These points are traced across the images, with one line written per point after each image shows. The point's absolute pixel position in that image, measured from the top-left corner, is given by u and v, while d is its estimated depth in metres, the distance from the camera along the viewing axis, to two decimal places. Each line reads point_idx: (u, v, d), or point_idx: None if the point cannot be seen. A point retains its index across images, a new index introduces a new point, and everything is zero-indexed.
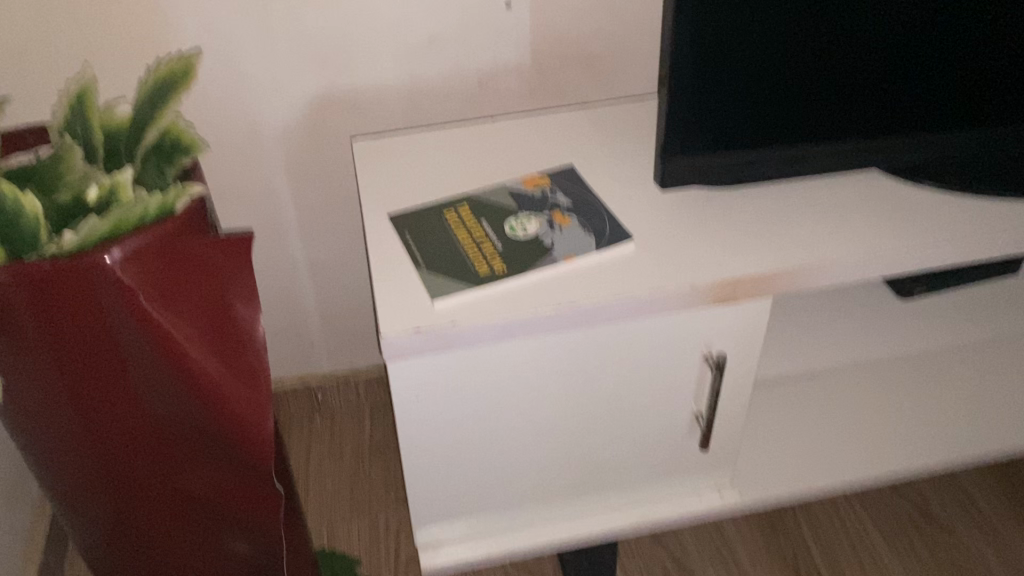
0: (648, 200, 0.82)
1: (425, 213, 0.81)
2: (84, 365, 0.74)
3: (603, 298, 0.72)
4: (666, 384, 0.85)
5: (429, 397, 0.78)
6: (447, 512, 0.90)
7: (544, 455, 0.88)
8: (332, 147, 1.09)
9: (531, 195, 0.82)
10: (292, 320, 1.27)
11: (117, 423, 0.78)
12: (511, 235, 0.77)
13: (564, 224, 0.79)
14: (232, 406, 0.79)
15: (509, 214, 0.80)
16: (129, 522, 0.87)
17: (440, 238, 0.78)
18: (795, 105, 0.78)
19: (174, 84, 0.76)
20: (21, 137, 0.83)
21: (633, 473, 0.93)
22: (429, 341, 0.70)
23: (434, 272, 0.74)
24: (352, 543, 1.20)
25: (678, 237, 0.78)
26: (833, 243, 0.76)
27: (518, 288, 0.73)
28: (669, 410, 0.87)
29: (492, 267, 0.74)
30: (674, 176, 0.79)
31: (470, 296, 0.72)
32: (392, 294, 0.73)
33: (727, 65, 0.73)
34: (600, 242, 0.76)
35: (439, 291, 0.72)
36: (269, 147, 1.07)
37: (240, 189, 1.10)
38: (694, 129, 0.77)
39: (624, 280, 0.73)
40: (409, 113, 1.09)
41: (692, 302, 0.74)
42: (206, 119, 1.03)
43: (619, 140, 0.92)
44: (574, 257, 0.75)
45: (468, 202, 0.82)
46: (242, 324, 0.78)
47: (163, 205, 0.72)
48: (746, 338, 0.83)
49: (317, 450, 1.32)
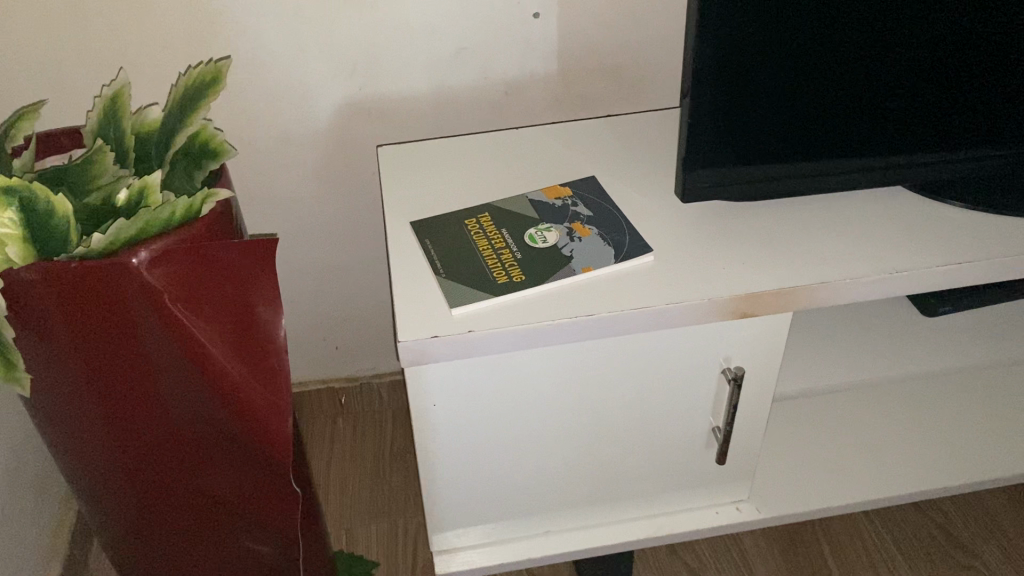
0: (669, 212, 0.82)
1: (447, 221, 0.81)
2: (111, 368, 0.75)
3: (621, 310, 0.72)
4: (683, 396, 0.84)
5: (445, 403, 0.79)
6: (462, 519, 0.91)
7: (560, 466, 0.88)
8: (360, 155, 1.11)
9: (552, 205, 0.83)
10: (317, 323, 1.28)
11: (141, 423, 0.80)
12: (530, 244, 0.78)
13: (584, 235, 0.79)
14: (252, 407, 0.80)
15: (529, 224, 0.80)
16: (152, 522, 0.89)
17: (460, 246, 0.78)
18: (818, 121, 0.78)
19: (203, 92, 0.77)
20: (56, 140, 0.85)
21: (649, 484, 0.92)
22: (446, 347, 0.71)
23: (453, 280, 0.75)
24: (370, 546, 1.21)
25: (698, 249, 0.78)
26: (854, 260, 0.76)
27: (535, 297, 0.74)
28: (686, 423, 0.87)
29: (511, 276, 0.75)
30: (696, 191, 0.79)
31: (487, 304, 0.73)
32: (410, 302, 0.74)
33: (750, 80, 0.74)
34: (619, 253, 0.77)
35: (457, 299, 0.73)
36: (298, 154, 1.09)
37: (268, 194, 1.12)
38: (716, 143, 0.77)
39: (641, 292, 0.73)
40: (434, 121, 1.10)
41: (711, 317, 0.74)
42: (236, 125, 1.05)
43: (642, 151, 0.92)
44: (592, 268, 0.75)
45: (488, 211, 0.82)
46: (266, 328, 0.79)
47: (190, 209, 0.73)
48: (765, 353, 0.82)
49: (338, 453, 1.33)
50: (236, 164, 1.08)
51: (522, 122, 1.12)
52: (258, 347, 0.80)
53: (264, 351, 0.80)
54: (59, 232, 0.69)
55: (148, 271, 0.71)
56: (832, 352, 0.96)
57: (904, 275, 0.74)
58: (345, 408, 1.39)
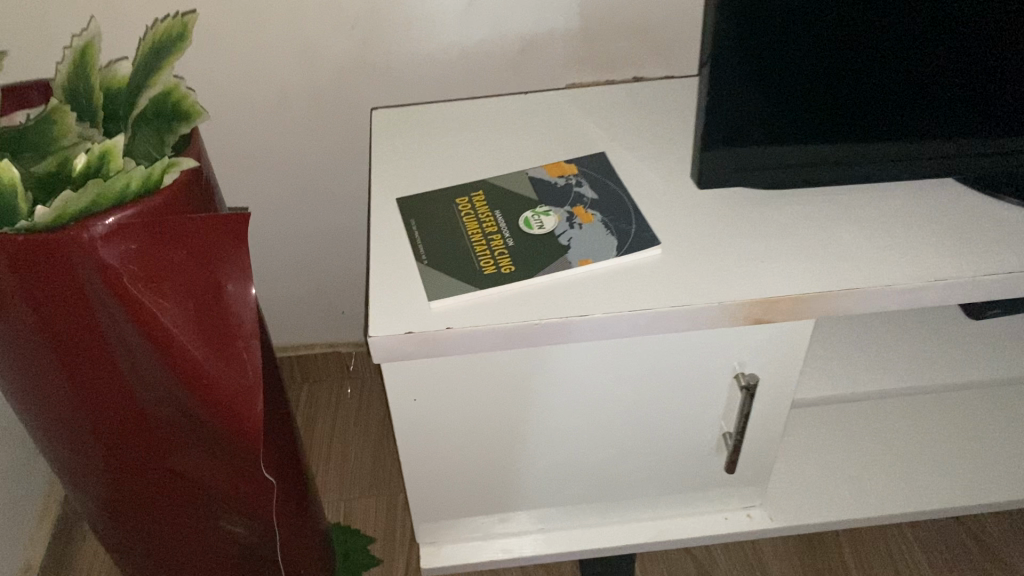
0: (685, 196, 0.73)
1: (436, 198, 0.74)
2: (71, 343, 0.70)
3: (617, 312, 0.64)
4: (691, 402, 0.77)
5: (426, 400, 0.72)
6: (451, 512, 0.86)
7: (554, 464, 0.82)
8: (364, 114, 1.03)
9: (554, 185, 0.75)
10: (322, 287, 1.22)
11: (106, 400, 0.75)
12: (524, 231, 0.71)
13: (586, 222, 0.71)
14: (220, 391, 0.75)
15: (526, 206, 0.73)
16: (126, 497, 0.85)
17: (448, 230, 0.71)
18: (859, 100, 0.68)
19: (169, 47, 0.70)
20: (25, 93, 0.79)
21: (653, 487, 0.86)
22: (422, 346, 0.64)
23: (437, 269, 0.68)
24: (367, 520, 1.17)
25: (713, 243, 0.69)
26: (889, 264, 0.67)
27: (525, 291, 0.66)
28: (695, 429, 0.80)
29: (500, 267, 0.68)
30: (714, 178, 0.71)
31: (471, 297, 0.66)
32: (388, 292, 0.67)
33: (780, 53, 0.64)
34: (622, 244, 0.69)
35: (438, 292, 0.66)
36: (299, 111, 1.01)
37: (268, 154, 1.05)
38: (739, 124, 0.68)
39: (643, 292, 0.66)
40: (444, 79, 1.01)
41: (720, 322, 0.66)
42: (231, 81, 0.97)
43: (662, 123, 0.83)
44: (591, 261, 0.67)
45: (483, 189, 0.75)
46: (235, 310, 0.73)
47: (149, 177, 0.66)
48: (784, 360, 0.74)
49: (342, 420, 1.30)
50: (233, 121, 1.01)
51: (539, 83, 1.03)
52: (227, 328, 0.74)
53: (234, 335, 0.74)
54: (6, 202, 0.63)
55: (103, 245, 0.65)
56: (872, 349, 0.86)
57: (945, 284, 0.65)
58: (352, 373, 1.34)
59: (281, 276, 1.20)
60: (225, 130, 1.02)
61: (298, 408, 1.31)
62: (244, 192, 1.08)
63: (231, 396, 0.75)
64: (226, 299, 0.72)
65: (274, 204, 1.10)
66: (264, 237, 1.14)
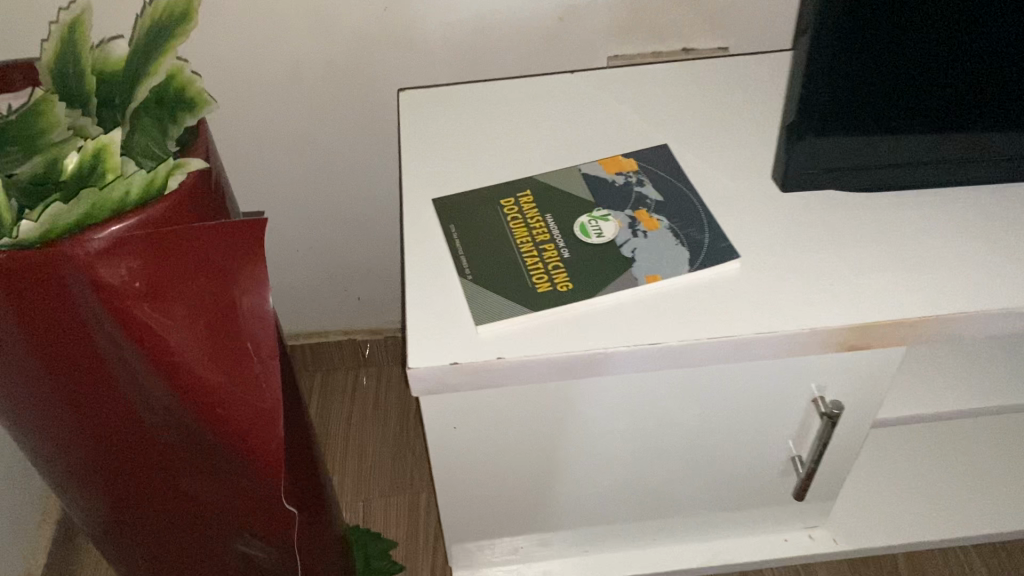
0: (764, 198, 0.64)
1: (478, 200, 0.65)
2: (68, 368, 0.62)
3: (694, 339, 0.56)
4: (761, 425, 0.69)
5: (468, 427, 0.64)
6: (486, 535, 0.79)
7: (603, 489, 0.74)
8: (387, 89, 0.93)
9: (612, 184, 0.66)
10: (338, 273, 1.13)
11: (109, 425, 0.67)
12: (582, 240, 0.62)
13: (651, 228, 0.62)
14: (236, 417, 0.66)
15: (582, 209, 0.64)
16: (133, 521, 0.78)
17: (493, 238, 0.62)
18: (983, 90, 0.58)
19: (170, 29, 0.60)
20: (8, 77, 0.70)
21: (710, 509, 0.78)
22: (469, 378, 0.56)
23: (482, 285, 0.59)
24: (388, 524, 1.10)
25: (800, 255, 0.60)
26: (1002, 281, 0.58)
27: (586, 314, 0.58)
28: (763, 452, 0.72)
29: (555, 284, 0.59)
30: (800, 178, 0.62)
31: (525, 321, 0.57)
32: (428, 314, 0.58)
33: (891, 44, 0.54)
34: (695, 257, 0.60)
35: (486, 314, 0.57)
36: (316, 87, 0.91)
37: (281, 134, 0.95)
38: (838, 120, 0.58)
39: (722, 315, 0.57)
40: (473, 51, 0.91)
41: (809, 349, 0.57)
42: (235, 55, 0.87)
43: (728, 108, 0.73)
44: (660, 278, 0.59)
45: (531, 187, 0.66)
46: (251, 329, 0.64)
47: (150, 184, 0.57)
48: (869, 383, 0.66)
49: (359, 413, 1.22)
50: (242, 99, 0.91)
51: (579, 55, 0.92)
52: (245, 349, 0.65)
53: (251, 358, 0.64)
54: None
55: (102, 263, 0.56)
56: (966, 352, 0.77)
57: None
58: (368, 361, 1.26)
59: (295, 263, 1.11)
60: (233, 109, 0.92)
61: (311, 400, 1.23)
62: (252, 175, 0.99)
63: (249, 422, 0.67)
64: (241, 318, 0.63)
65: (287, 188, 1.01)
66: (277, 222, 1.05)
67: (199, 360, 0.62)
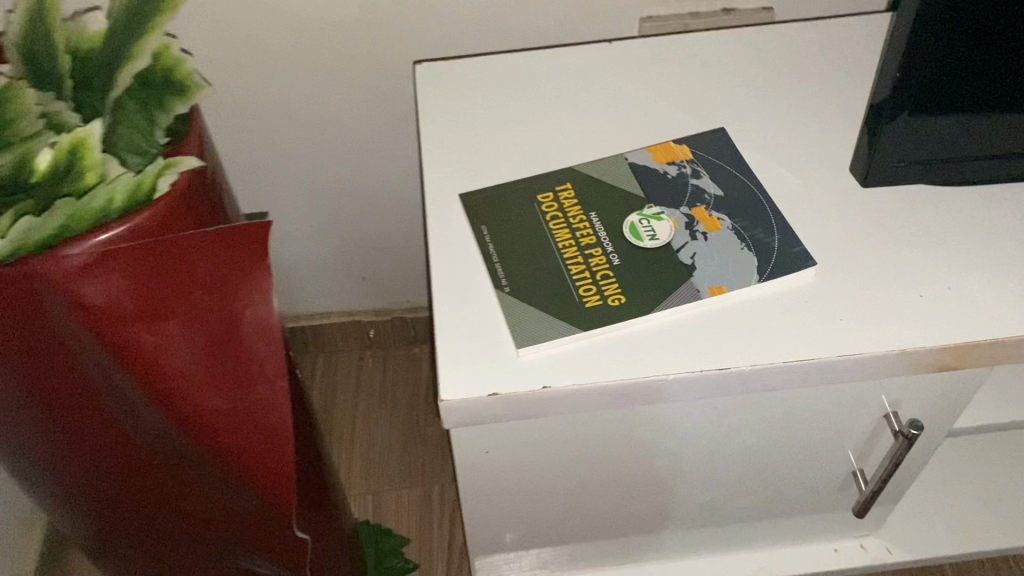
0: (838, 193, 0.56)
1: (512, 196, 0.57)
2: (49, 393, 0.54)
3: (769, 363, 0.49)
4: (824, 441, 0.62)
5: (503, 455, 0.57)
6: (515, 552, 0.72)
7: (646, 507, 0.68)
8: (403, 61, 0.84)
9: (663, 176, 0.58)
10: (342, 253, 1.05)
11: (101, 450, 0.59)
12: (633, 243, 0.54)
13: (712, 230, 0.55)
14: (243, 445, 0.57)
15: (631, 207, 0.56)
16: (136, 543, 0.70)
17: (531, 241, 0.55)
18: None
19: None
20: None
21: (757, 521, 0.72)
22: (511, 408, 0.49)
23: (524, 299, 0.52)
24: (399, 518, 1.04)
25: (886, 262, 0.53)
26: None
27: (645, 333, 0.51)
28: (821, 469, 0.66)
29: (606, 297, 0.52)
30: (885, 164, 0.55)
31: (576, 341, 0.50)
32: (462, 335, 0.51)
33: (1006, 24, 0.47)
34: (765, 264, 0.52)
35: (529, 335, 0.50)
36: (322, 56, 0.83)
37: (284, 108, 0.87)
38: (937, 98, 0.51)
39: (798, 334, 0.50)
40: (492, 14, 0.82)
41: (897, 370, 0.50)
42: (228, 19, 0.78)
43: (788, 86, 0.65)
44: (727, 290, 0.51)
45: (572, 181, 0.58)
46: (255, 349, 0.54)
47: (138, 189, 0.50)
48: (948, 397, 0.59)
49: (366, 399, 1.15)
50: (241, 69, 0.82)
51: (609, 20, 0.83)
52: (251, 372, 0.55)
53: (257, 378, 0.55)
54: None
55: (77, 276, 0.48)
56: None
57: None
58: (373, 343, 1.19)
59: (295, 243, 1.03)
60: (230, 81, 0.83)
61: (315, 385, 1.16)
62: (248, 149, 0.90)
63: (258, 450, 0.57)
64: (243, 335, 0.53)
65: (289, 165, 0.93)
66: (277, 201, 0.97)
67: (197, 385, 0.54)
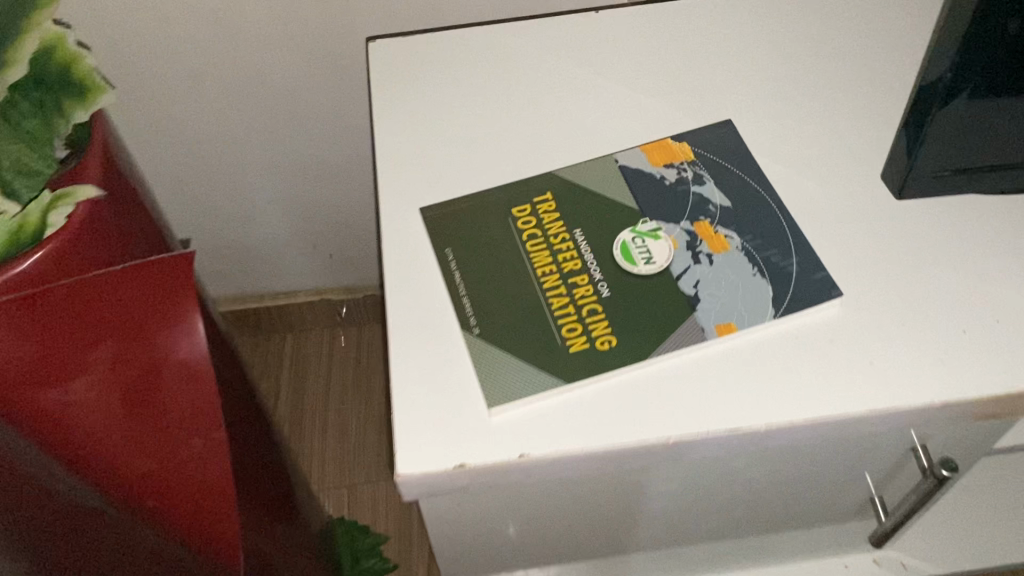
0: (864, 205, 0.48)
1: (482, 210, 0.49)
2: None
3: (786, 420, 0.41)
4: (843, 477, 0.55)
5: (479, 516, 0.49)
6: None
7: (641, 543, 0.61)
8: (365, 31, 0.74)
9: (660, 182, 0.49)
10: (307, 231, 0.96)
11: None
12: (625, 269, 0.46)
13: (717, 251, 0.46)
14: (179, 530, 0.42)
15: (622, 222, 0.48)
16: None
17: (505, 267, 0.46)
18: None
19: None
20: None
21: (761, 545, 0.66)
22: (481, 478, 0.41)
23: (497, 344, 0.44)
24: (378, 515, 0.98)
25: (922, 291, 0.45)
26: None
27: (640, 381, 0.43)
28: (836, 500, 0.59)
29: (594, 339, 0.44)
30: (926, 170, 0.47)
31: (557, 396, 0.42)
32: (423, 389, 0.43)
33: None
34: (781, 295, 0.45)
35: (503, 391, 0.42)
36: (273, 19, 0.73)
37: (229, 78, 0.77)
38: (1000, 83, 0.42)
39: (821, 382, 0.42)
40: None
41: (935, 422, 0.43)
42: None
43: (804, 68, 0.56)
44: (737, 328, 0.44)
45: (553, 190, 0.49)
46: (182, 402, 0.41)
47: (19, 228, 0.41)
48: (985, 433, 0.52)
49: (339, 384, 1.08)
50: (177, 35, 0.72)
51: None
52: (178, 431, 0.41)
53: (184, 440, 0.41)
54: None
55: None
56: None
57: None
58: (344, 321, 1.11)
59: (253, 221, 0.94)
60: (167, 46, 0.73)
61: (286, 370, 1.08)
62: (193, 122, 0.80)
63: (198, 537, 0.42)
64: (166, 384, 0.41)
65: (240, 139, 0.83)
66: (229, 178, 0.87)
67: (113, 462, 0.41)
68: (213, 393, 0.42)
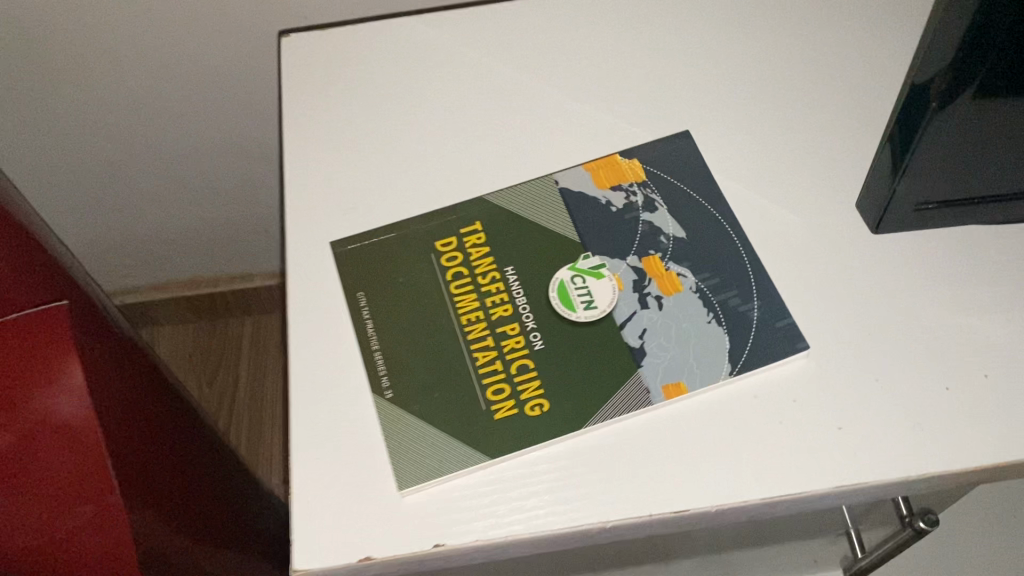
0: (836, 242, 0.43)
1: (402, 246, 0.43)
2: None
3: (744, 498, 0.35)
4: (813, 528, 0.50)
5: None
6: None
7: None
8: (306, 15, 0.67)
9: (606, 211, 0.43)
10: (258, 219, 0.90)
11: None
12: (564, 315, 0.40)
13: (668, 295, 0.41)
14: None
15: (561, 259, 0.42)
16: None
17: (426, 316, 0.40)
18: None
19: None
20: None
21: None
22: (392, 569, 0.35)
23: (411, 409, 0.38)
24: None
25: (901, 344, 0.39)
26: None
27: (575, 451, 0.37)
28: (806, 547, 0.54)
29: (524, 404, 0.38)
30: (907, 201, 0.41)
31: (479, 469, 0.36)
32: (330, 468, 0.37)
33: None
34: (739, 348, 0.39)
35: (417, 467, 0.36)
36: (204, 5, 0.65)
37: (158, 69, 0.69)
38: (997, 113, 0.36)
39: (785, 452, 0.36)
40: None
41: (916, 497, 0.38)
42: None
43: (773, 74, 0.49)
44: (687, 389, 0.38)
45: (484, 221, 0.43)
46: (58, 464, 0.40)
47: None
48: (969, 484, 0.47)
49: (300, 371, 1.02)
50: (95, 24, 0.64)
51: None
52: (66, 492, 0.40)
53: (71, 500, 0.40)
54: None
55: None
56: None
57: None
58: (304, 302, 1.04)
59: (193, 209, 0.86)
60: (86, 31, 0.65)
61: (225, 359, 1.03)
62: (122, 108, 0.73)
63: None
64: (45, 445, 0.41)
65: (173, 128, 0.76)
66: (168, 165, 0.80)
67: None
68: (95, 449, 0.41)
